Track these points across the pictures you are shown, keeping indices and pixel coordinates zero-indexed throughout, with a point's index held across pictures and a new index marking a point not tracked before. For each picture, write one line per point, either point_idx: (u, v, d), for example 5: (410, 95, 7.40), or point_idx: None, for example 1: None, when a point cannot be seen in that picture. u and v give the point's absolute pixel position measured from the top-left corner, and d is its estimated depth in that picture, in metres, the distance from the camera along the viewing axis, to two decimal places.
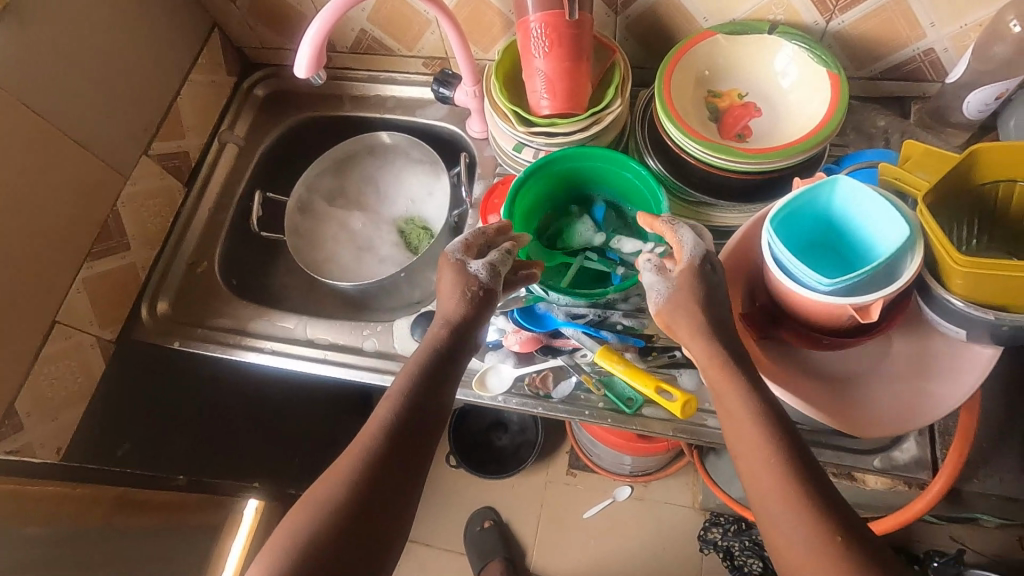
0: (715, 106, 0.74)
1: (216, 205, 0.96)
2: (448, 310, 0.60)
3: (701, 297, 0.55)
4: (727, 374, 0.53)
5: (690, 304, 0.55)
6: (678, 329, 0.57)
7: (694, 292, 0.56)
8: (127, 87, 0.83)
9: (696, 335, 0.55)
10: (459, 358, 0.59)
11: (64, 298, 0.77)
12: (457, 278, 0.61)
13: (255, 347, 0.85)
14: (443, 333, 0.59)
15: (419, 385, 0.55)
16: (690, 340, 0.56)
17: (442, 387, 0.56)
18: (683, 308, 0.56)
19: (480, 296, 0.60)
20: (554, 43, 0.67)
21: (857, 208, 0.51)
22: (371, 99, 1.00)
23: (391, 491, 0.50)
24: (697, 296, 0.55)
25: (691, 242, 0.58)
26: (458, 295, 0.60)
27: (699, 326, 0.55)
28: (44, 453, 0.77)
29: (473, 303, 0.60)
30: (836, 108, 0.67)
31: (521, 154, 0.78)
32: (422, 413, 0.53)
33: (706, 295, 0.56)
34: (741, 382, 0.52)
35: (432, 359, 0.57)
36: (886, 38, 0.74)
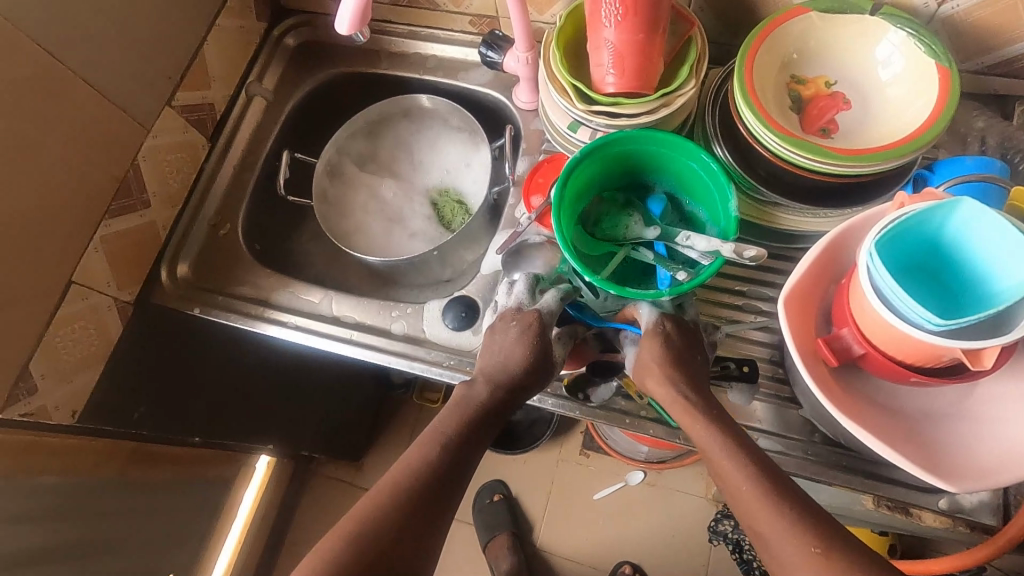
0: (798, 94, 0.66)
1: (240, 164, 0.90)
2: (489, 367, 0.63)
3: (667, 355, 0.60)
4: (692, 413, 0.57)
5: (651, 360, 0.60)
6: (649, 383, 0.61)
7: (656, 349, 0.60)
8: (150, 30, 0.76)
9: (661, 383, 0.59)
10: (498, 420, 0.61)
11: (81, 257, 0.72)
12: (519, 331, 0.62)
13: (277, 320, 0.80)
14: (496, 394, 0.61)
15: (461, 438, 0.57)
16: (655, 385, 0.60)
17: (480, 447, 0.58)
18: (648, 368, 0.61)
19: (545, 365, 0.62)
20: (629, 11, 0.59)
21: (975, 236, 0.45)
22: (410, 57, 0.92)
23: (421, 529, 0.52)
24: (659, 353, 0.60)
25: (649, 309, 0.63)
26: (518, 354, 0.61)
27: (665, 381, 0.59)
28: (59, 416, 0.74)
29: (534, 372, 0.62)
30: (944, 109, 0.59)
31: (575, 134, 0.71)
32: (457, 468, 0.56)
33: (672, 346, 0.61)
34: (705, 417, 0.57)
35: (478, 414, 0.60)
36: (1006, 28, 0.65)
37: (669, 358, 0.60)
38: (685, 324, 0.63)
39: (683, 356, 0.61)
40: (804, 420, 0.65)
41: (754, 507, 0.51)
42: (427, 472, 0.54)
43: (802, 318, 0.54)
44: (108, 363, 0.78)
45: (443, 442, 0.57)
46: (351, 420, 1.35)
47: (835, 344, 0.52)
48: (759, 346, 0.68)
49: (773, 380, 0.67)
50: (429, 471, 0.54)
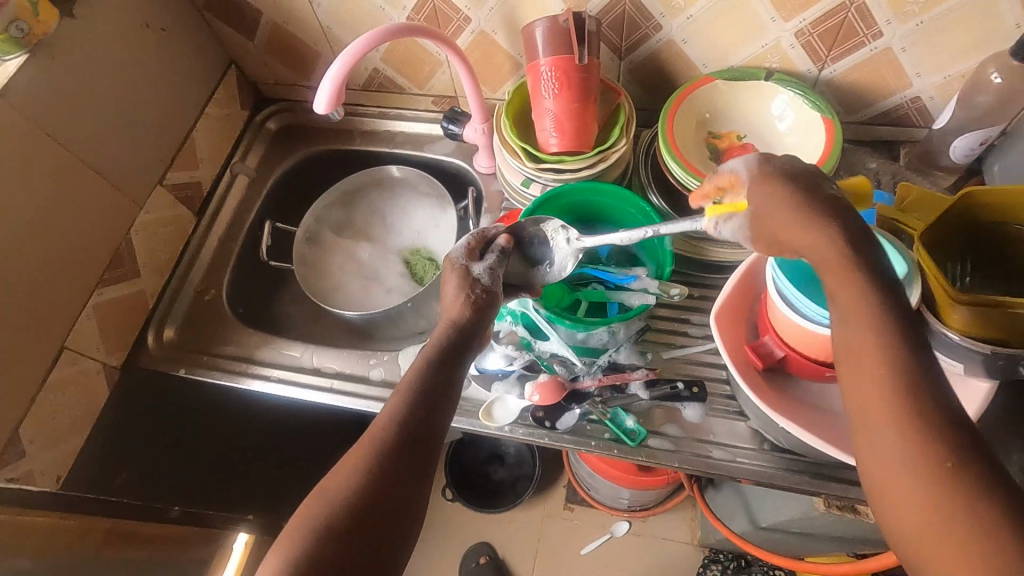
0: (715, 146, 0.78)
1: (225, 234, 0.97)
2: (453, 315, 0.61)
3: (796, 198, 0.44)
4: (847, 273, 0.42)
5: (778, 205, 0.45)
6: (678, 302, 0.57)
7: (780, 190, 0.45)
8: (146, 119, 0.85)
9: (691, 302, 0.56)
10: (459, 362, 0.58)
11: (73, 324, 0.77)
12: (461, 293, 0.62)
13: (261, 375, 0.85)
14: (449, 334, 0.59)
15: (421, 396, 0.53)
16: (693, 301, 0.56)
17: (434, 423, 0.52)
18: (775, 215, 0.45)
19: (481, 299, 0.62)
20: (563, 86, 0.71)
21: (856, 246, 0.54)
22: (380, 134, 1.03)
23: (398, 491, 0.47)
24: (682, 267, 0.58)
25: (737, 160, 0.50)
26: (461, 297, 0.62)
27: (813, 221, 0.43)
28: (44, 481, 0.76)
29: (476, 306, 0.61)
30: (830, 152, 0.70)
31: (528, 189, 0.80)
32: (424, 427, 0.51)
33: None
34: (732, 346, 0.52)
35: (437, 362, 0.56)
36: (877, 86, 0.78)
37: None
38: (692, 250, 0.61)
39: (822, 196, 0.44)
40: (752, 431, 0.71)
41: None
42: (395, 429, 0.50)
43: (731, 331, 0.62)
44: (95, 428, 0.81)
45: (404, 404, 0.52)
46: None
47: (760, 350, 0.59)
48: (706, 367, 0.75)
49: (722, 398, 0.73)
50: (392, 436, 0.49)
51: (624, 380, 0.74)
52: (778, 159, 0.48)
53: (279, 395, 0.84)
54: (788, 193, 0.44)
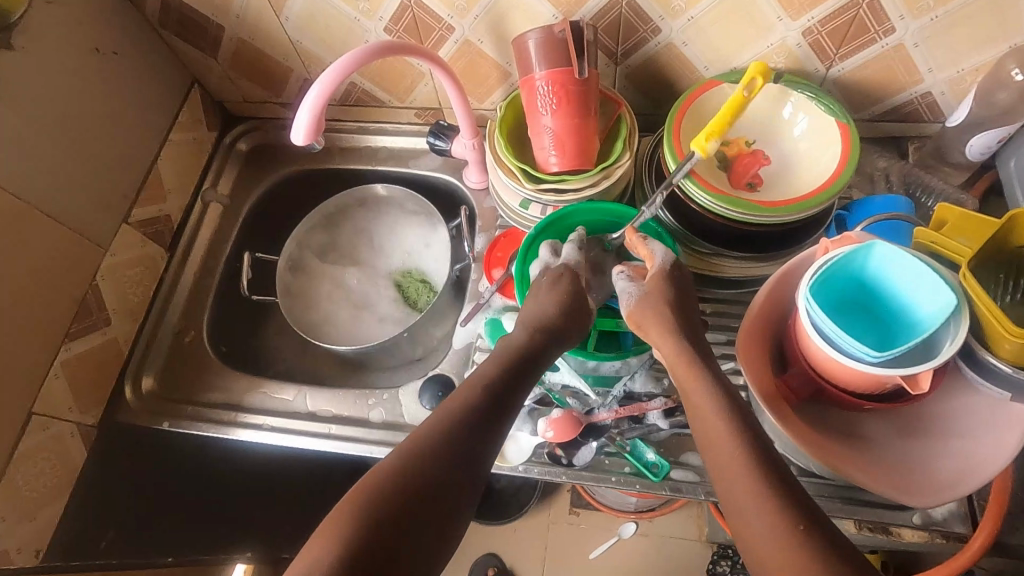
0: (723, 154, 0.73)
1: (201, 268, 0.91)
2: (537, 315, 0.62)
3: (674, 301, 0.62)
4: (696, 370, 0.56)
5: (660, 303, 0.62)
6: (649, 327, 0.62)
7: (663, 293, 0.62)
8: (104, 154, 0.78)
9: (664, 331, 0.60)
10: (518, 390, 0.57)
11: (41, 387, 0.71)
12: (551, 283, 0.65)
13: (252, 423, 0.79)
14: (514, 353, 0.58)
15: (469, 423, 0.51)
16: (659, 337, 0.61)
17: (471, 470, 0.49)
18: (652, 303, 0.62)
19: (571, 299, 0.64)
20: (562, 101, 0.65)
21: (892, 272, 0.50)
22: (361, 150, 0.97)
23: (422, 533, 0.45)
24: (667, 297, 0.62)
25: (661, 252, 0.65)
26: (551, 292, 0.64)
27: (669, 328, 0.60)
28: (23, 558, 0.70)
29: (568, 308, 0.63)
30: (846, 161, 0.67)
31: (528, 211, 0.75)
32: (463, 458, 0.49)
33: (677, 295, 0.62)
34: (706, 375, 0.56)
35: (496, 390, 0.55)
36: (887, 84, 0.74)
37: (673, 305, 0.62)
38: (686, 279, 0.65)
39: (684, 312, 0.62)
40: None
41: None
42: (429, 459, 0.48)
43: (754, 358, 0.58)
44: (74, 493, 0.76)
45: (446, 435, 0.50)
46: None
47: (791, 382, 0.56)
48: None
49: None
50: (425, 469, 0.47)
51: (642, 410, 0.68)
52: (682, 268, 0.65)
53: (273, 443, 0.79)
54: (670, 297, 0.62)
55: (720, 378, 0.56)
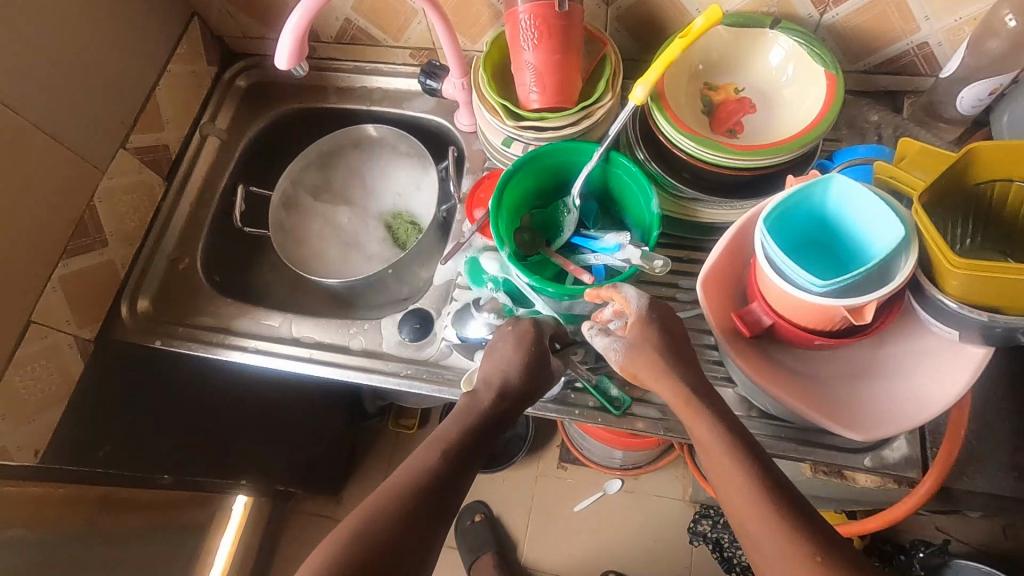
0: (710, 99, 0.73)
1: (197, 200, 0.93)
2: (492, 377, 0.62)
3: (662, 349, 0.59)
4: (694, 406, 0.56)
5: (649, 353, 0.59)
6: (646, 376, 0.60)
7: (651, 342, 0.59)
8: (102, 78, 0.80)
9: (662, 378, 0.58)
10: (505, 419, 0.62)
11: (39, 298, 0.74)
12: (516, 343, 0.64)
13: (239, 346, 0.83)
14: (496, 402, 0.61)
15: (447, 466, 0.55)
16: (656, 381, 0.59)
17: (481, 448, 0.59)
18: (642, 358, 0.59)
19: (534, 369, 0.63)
20: (543, 35, 0.65)
21: (849, 208, 0.50)
22: (357, 90, 0.98)
23: (404, 549, 0.49)
24: (656, 346, 0.59)
25: (635, 296, 0.61)
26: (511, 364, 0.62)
27: (663, 373, 0.58)
28: (22, 456, 0.75)
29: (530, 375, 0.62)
30: (831, 107, 0.66)
31: (510, 149, 0.76)
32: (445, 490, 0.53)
33: (665, 340, 0.59)
34: (708, 412, 0.55)
35: (474, 425, 0.59)
36: (882, 31, 0.72)
37: (663, 349, 0.59)
38: (666, 313, 0.62)
39: (680, 354, 0.59)
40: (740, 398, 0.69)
41: None
42: (411, 499, 0.52)
43: (717, 296, 0.59)
44: (73, 401, 0.80)
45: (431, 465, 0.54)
46: (326, 449, 1.34)
47: (747, 317, 0.56)
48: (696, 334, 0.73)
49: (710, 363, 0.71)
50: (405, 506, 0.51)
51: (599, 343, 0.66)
52: (660, 308, 0.61)
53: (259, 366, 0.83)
54: (655, 344, 0.59)
55: (721, 412, 0.55)
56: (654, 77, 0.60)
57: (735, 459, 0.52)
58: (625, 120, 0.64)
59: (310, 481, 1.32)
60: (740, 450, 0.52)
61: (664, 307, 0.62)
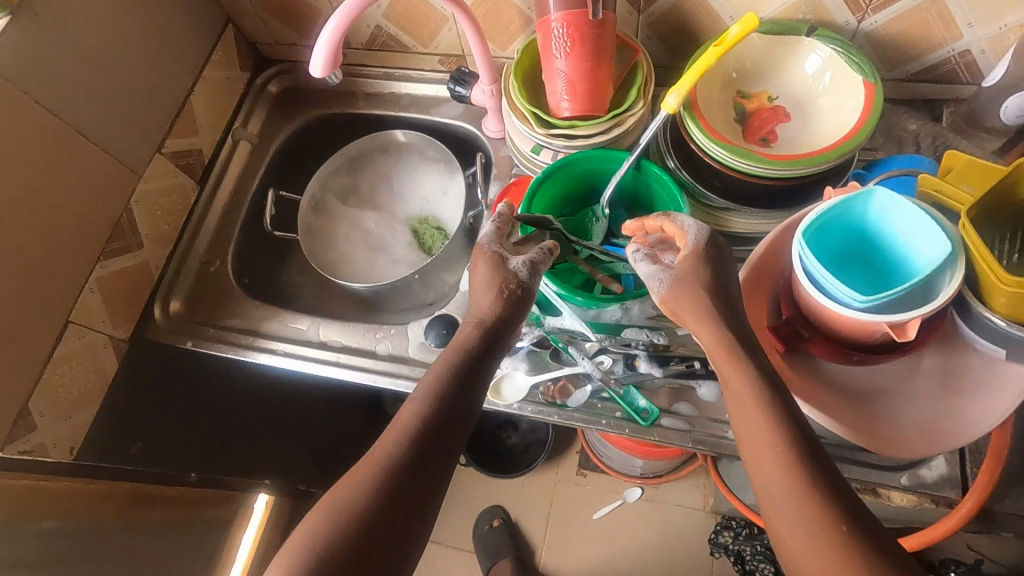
0: (743, 107, 0.72)
1: (229, 204, 0.95)
2: (482, 310, 0.59)
3: (710, 284, 0.55)
4: (734, 356, 0.52)
5: (695, 287, 0.55)
6: (686, 314, 0.56)
7: (700, 276, 0.55)
8: (141, 85, 0.82)
9: (705, 319, 0.54)
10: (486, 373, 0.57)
11: (77, 298, 0.76)
12: (489, 266, 0.60)
13: (268, 348, 0.84)
14: (467, 341, 0.57)
15: (427, 429, 0.51)
16: (697, 323, 0.55)
17: (465, 408, 0.54)
18: (685, 293, 0.56)
19: (517, 296, 0.59)
20: (575, 43, 0.65)
21: (892, 221, 0.49)
22: (385, 96, 0.99)
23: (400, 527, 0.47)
24: (704, 282, 0.55)
25: (693, 226, 0.58)
26: (495, 291, 0.59)
27: (705, 315, 0.54)
28: (58, 452, 0.77)
29: (509, 302, 0.59)
30: (869, 116, 0.64)
31: (539, 156, 0.76)
32: (429, 457, 0.50)
33: (715, 278, 0.55)
34: (752, 362, 0.51)
35: (459, 370, 0.55)
36: (923, 39, 0.71)
37: (713, 288, 0.55)
38: (726, 253, 0.58)
39: (727, 295, 0.55)
40: None
41: None
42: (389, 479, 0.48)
43: (751, 309, 0.58)
44: (107, 400, 0.82)
45: (407, 430, 0.51)
46: (347, 450, 1.35)
47: (782, 331, 0.55)
48: None
49: None
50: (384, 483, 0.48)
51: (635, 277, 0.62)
52: (717, 243, 0.58)
53: (287, 368, 0.83)
54: (705, 277, 0.55)
55: (766, 368, 0.51)
56: (688, 85, 0.60)
57: (766, 424, 0.48)
58: (657, 129, 0.63)
59: (331, 481, 1.33)
60: (775, 432, 0.47)
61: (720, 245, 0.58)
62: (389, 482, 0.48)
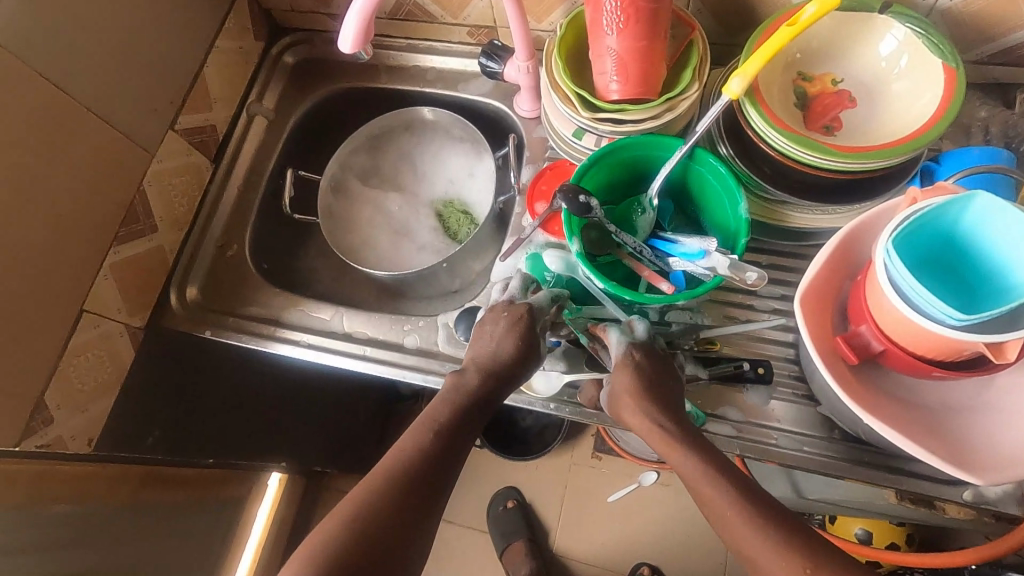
0: (803, 90, 0.67)
1: (245, 184, 0.90)
2: (486, 355, 0.60)
3: (638, 384, 0.58)
4: (670, 442, 0.55)
5: (624, 390, 0.58)
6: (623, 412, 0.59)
7: (627, 377, 0.59)
8: (152, 57, 0.76)
9: (638, 413, 0.57)
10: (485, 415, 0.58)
11: (90, 286, 0.72)
12: (509, 323, 0.60)
13: (289, 339, 0.80)
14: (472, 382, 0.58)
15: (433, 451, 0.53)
16: (636, 418, 0.58)
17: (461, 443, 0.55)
18: (619, 394, 0.59)
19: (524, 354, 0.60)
20: (630, 19, 0.59)
21: (989, 229, 0.45)
22: (409, 70, 0.92)
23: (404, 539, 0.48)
24: (631, 383, 0.58)
25: (616, 338, 0.62)
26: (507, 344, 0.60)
27: (639, 408, 0.57)
28: (75, 445, 0.74)
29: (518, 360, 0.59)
30: (950, 105, 0.59)
31: (581, 141, 0.71)
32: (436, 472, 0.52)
33: (643, 380, 0.58)
34: (691, 449, 0.54)
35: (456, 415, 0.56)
36: (1008, 17, 0.65)
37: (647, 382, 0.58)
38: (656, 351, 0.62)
39: (660, 389, 0.58)
40: (823, 417, 0.65)
41: (769, 512, 0.49)
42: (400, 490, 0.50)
43: (816, 316, 0.54)
44: (124, 390, 0.79)
45: (417, 450, 0.52)
46: (364, 433, 1.33)
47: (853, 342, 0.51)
48: (772, 345, 0.68)
49: (789, 378, 0.67)
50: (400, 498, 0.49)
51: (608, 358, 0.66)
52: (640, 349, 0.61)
53: (309, 360, 0.80)
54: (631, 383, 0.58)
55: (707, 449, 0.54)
56: (755, 68, 0.54)
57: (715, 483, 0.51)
58: (712, 117, 0.58)
59: (347, 464, 1.31)
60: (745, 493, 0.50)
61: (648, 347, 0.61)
62: (397, 494, 0.50)
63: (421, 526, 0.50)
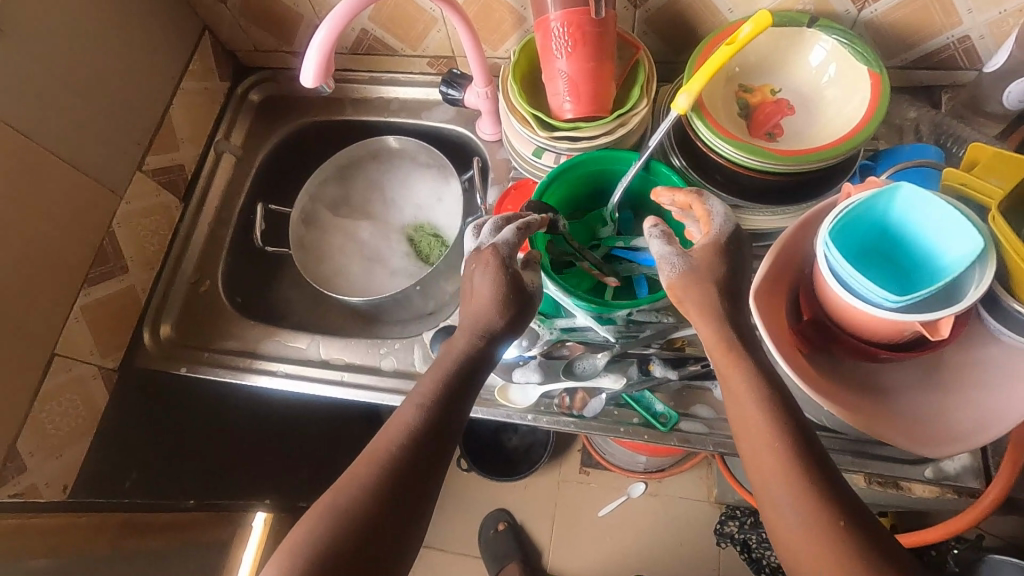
0: (746, 101, 0.71)
1: (215, 220, 0.91)
2: (479, 315, 0.55)
3: (723, 278, 0.52)
4: (734, 350, 0.49)
5: (706, 281, 0.52)
6: (690, 306, 0.53)
7: (714, 269, 0.53)
8: (118, 101, 0.78)
9: (709, 314, 0.52)
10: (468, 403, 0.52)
11: (61, 330, 0.72)
12: (485, 274, 0.55)
13: (266, 370, 0.81)
14: (477, 344, 0.54)
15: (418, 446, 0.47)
16: (698, 317, 0.53)
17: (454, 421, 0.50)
18: (698, 283, 0.52)
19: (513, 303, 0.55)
20: (578, 43, 0.63)
21: (916, 217, 0.49)
22: (373, 102, 0.95)
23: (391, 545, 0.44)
24: (717, 277, 0.52)
25: (721, 214, 0.56)
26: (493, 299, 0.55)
27: (711, 308, 0.51)
28: (50, 492, 0.73)
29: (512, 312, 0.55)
30: (877, 107, 0.63)
31: (541, 159, 0.74)
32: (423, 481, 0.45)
33: (728, 277, 0.53)
34: (753, 361, 0.49)
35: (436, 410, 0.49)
36: (923, 26, 0.70)
37: (724, 281, 0.52)
38: (746, 248, 0.55)
39: (734, 289, 0.53)
40: None
41: None
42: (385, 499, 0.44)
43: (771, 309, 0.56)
44: (99, 433, 0.78)
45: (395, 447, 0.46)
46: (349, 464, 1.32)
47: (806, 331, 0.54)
48: None
49: None
50: (381, 487, 0.45)
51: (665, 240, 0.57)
52: (742, 241, 0.55)
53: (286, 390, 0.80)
54: (721, 273, 0.52)
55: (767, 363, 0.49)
56: (698, 87, 0.58)
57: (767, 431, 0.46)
58: (664, 132, 0.61)
59: None
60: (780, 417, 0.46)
61: (743, 239, 0.55)
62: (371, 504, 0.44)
63: (412, 530, 0.46)
